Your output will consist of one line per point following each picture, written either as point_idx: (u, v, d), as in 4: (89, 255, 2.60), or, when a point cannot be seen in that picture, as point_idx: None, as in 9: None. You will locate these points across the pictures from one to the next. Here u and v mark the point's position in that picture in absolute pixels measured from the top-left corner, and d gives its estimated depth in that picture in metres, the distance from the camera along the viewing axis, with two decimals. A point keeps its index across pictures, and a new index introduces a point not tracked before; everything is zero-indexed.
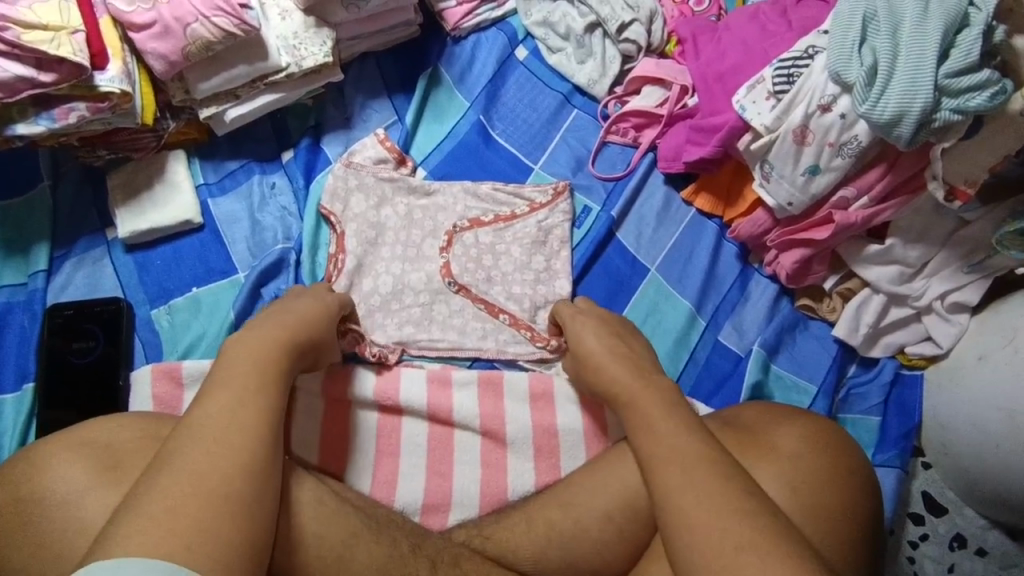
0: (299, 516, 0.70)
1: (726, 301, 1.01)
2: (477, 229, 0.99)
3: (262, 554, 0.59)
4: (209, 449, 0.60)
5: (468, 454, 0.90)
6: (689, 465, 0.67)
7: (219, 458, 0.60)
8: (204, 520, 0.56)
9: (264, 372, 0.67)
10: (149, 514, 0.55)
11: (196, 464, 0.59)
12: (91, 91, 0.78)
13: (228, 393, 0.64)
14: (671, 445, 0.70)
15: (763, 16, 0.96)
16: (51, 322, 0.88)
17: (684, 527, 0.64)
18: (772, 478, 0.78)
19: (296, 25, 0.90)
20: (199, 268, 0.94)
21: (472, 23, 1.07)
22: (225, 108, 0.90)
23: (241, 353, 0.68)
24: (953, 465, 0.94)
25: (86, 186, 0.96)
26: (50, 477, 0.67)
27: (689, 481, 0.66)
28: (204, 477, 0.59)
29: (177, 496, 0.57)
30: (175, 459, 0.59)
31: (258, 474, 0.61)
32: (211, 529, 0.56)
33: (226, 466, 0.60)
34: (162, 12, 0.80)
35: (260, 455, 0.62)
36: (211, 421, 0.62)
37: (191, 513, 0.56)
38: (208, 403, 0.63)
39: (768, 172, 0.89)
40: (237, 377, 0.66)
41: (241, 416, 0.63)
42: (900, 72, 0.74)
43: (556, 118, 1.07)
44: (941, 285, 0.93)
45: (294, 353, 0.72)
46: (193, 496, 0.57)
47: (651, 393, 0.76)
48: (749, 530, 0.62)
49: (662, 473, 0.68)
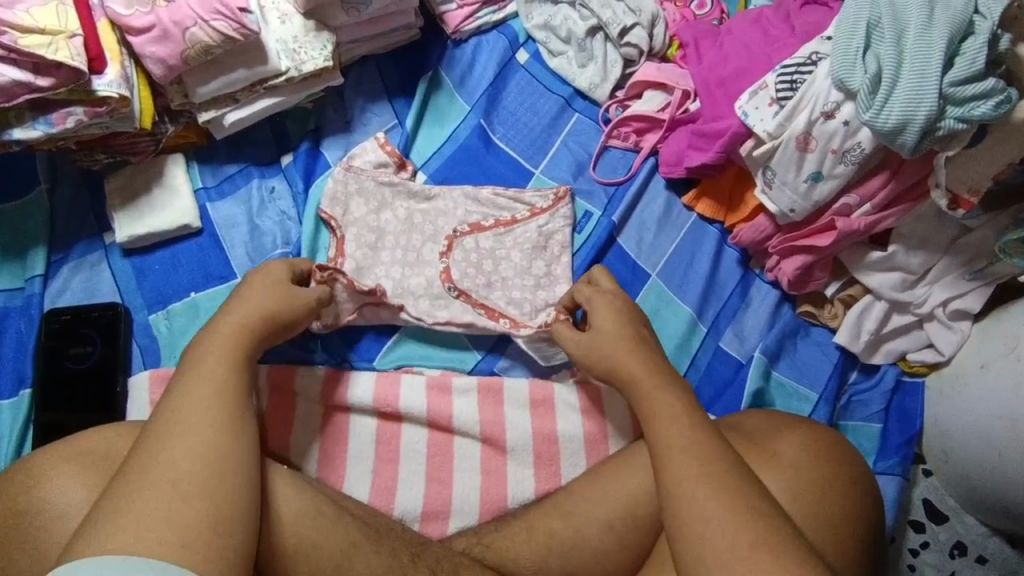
0: (283, 517, 0.70)
1: (726, 308, 1.01)
2: (477, 234, 0.98)
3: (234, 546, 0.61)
4: (165, 443, 0.64)
5: (468, 460, 0.89)
6: (705, 461, 0.68)
7: (174, 450, 0.63)
8: (161, 510, 0.59)
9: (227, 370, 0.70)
10: (111, 511, 0.59)
11: (154, 459, 0.63)
12: (89, 96, 0.77)
13: (181, 388, 0.68)
14: (696, 437, 0.71)
15: (765, 21, 0.95)
16: (48, 327, 0.88)
17: (699, 521, 0.66)
18: (775, 479, 0.78)
19: (296, 28, 0.89)
20: (198, 273, 0.93)
21: (472, 26, 1.07)
22: (224, 112, 0.89)
23: (194, 350, 0.71)
24: (953, 472, 0.94)
25: (83, 191, 0.95)
26: (48, 488, 0.67)
27: (702, 479, 0.68)
28: (160, 469, 0.62)
29: (136, 491, 0.60)
30: (143, 460, 0.63)
31: (224, 471, 0.64)
32: (170, 517, 0.59)
33: (182, 457, 0.63)
34: (161, 16, 0.79)
35: (216, 443, 0.65)
36: (167, 417, 0.66)
37: (148, 504, 0.59)
38: (166, 402, 0.67)
39: (771, 178, 0.89)
40: (190, 372, 0.69)
41: (195, 407, 0.66)
42: (905, 79, 0.74)
43: (556, 122, 1.07)
44: (942, 292, 0.93)
45: (250, 342, 0.74)
46: (150, 489, 0.60)
47: (658, 394, 0.76)
48: (761, 527, 0.64)
49: (671, 471, 0.69)
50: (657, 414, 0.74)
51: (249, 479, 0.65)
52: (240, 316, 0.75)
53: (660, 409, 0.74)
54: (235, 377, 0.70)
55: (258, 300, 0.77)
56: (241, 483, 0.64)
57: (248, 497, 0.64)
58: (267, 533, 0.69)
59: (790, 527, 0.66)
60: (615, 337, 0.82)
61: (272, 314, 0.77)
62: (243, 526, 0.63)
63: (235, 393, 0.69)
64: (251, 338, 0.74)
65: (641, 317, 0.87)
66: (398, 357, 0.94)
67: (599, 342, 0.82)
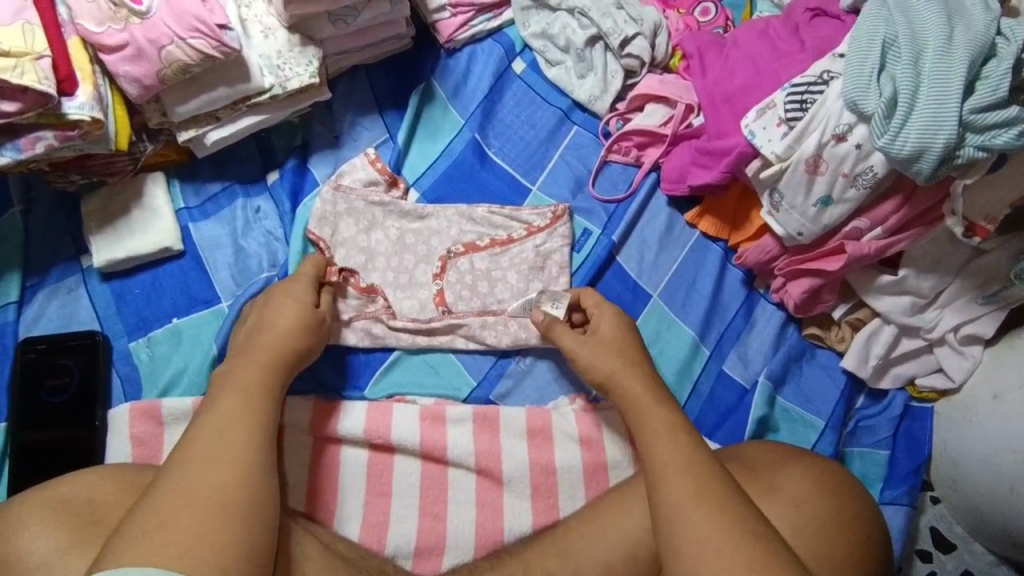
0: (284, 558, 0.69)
1: (730, 330, 0.97)
2: (472, 255, 0.94)
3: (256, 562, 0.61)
4: (192, 461, 0.64)
5: (463, 492, 0.86)
6: (701, 482, 0.66)
7: (208, 469, 0.63)
8: (194, 526, 0.60)
9: (253, 394, 0.70)
10: (144, 526, 0.59)
11: (188, 477, 0.63)
12: (59, 119, 0.73)
13: (213, 411, 0.68)
14: (689, 456, 0.68)
15: (773, 33, 0.91)
16: (24, 358, 0.84)
17: (693, 543, 0.63)
18: (772, 511, 0.74)
19: (280, 43, 0.85)
20: (181, 298, 0.89)
21: (467, 35, 1.02)
22: (205, 130, 0.85)
23: (228, 374, 0.73)
24: (962, 502, 0.91)
25: (59, 211, 0.91)
26: (25, 538, 0.64)
27: (696, 501, 0.65)
28: (195, 487, 0.62)
29: (167, 509, 0.60)
30: (172, 477, 0.63)
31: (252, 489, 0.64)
32: (203, 535, 0.59)
33: (210, 475, 0.63)
34: (135, 33, 0.74)
35: (248, 463, 0.65)
36: (202, 435, 0.66)
37: (182, 521, 0.60)
38: (199, 421, 0.67)
39: (777, 201, 0.85)
40: (223, 394, 0.70)
41: (229, 428, 0.67)
42: (922, 105, 0.70)
43: (554, 135, 1.02)
44: (955, 317, 0.89)
45: (274, 372, 0.74)
46: (184, 506, 0.61)
47: (657, 411, 0.74)
48: (759, 553, 0.61)
49: (670, 491, 0.66)
50: (652, 431, 0.72)
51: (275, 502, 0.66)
52: (264, 349, 0.76)
53: (651, 424, 0.72)
54: (263, 403, 0.70)
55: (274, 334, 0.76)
56: (270, 504, 0.65)
57: (274, 517, 0.65)
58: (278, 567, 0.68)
59: (790, 554, 0.62)
60: (615, 369, 0.79)
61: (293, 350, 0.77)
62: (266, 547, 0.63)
63: (262, 417, 0.69)
64: (279, 368, 0.75)
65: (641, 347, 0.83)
66: (389, 385, 0.90)
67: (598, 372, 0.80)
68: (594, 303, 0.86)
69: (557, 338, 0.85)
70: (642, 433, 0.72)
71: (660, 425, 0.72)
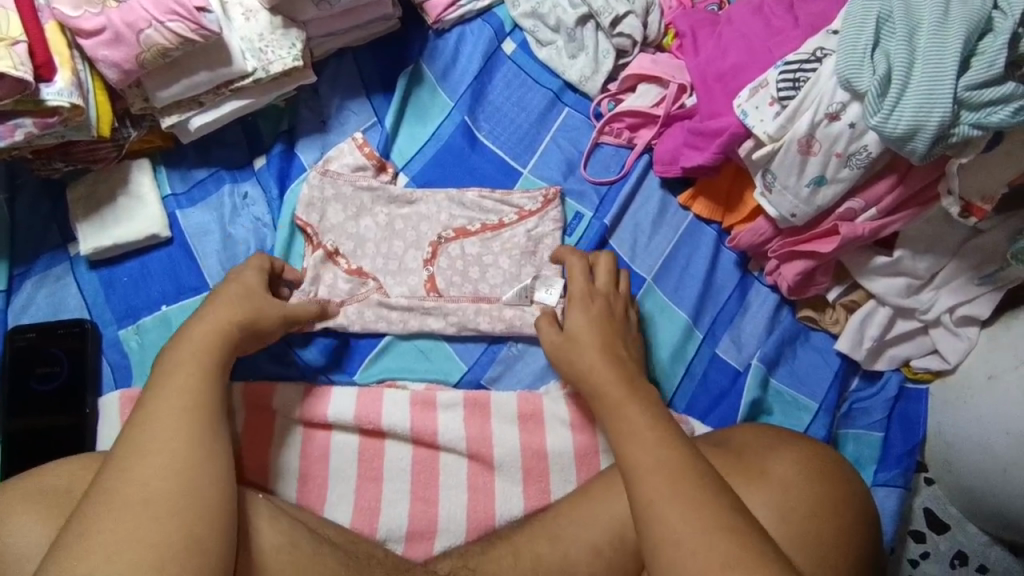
0: (262, 547, 0.69)
1: (723, 313, 0.97)
2: (462, 239, 0.93)
3: (206, 548, 0.60)
4: (131, 462, 0.62)
5: (454, 477, 0.86)
6: (673, 477, 0.65)
7: (146, 467, 0.62)
8: (139, 525, 0.59)
9: (187, 387, 0.67)
10: (85, 534, 0.58)
11: (125, 478, 0.61)
12: (38, 106, 0.72)
13: (152, 408, 0.66)
14: (663, 454, 0.67)
15: (768, 9, 0.88)
16: (12, 347, 0.83)
17: (670, 543, 0.63)
18: (751, 499, 0.74)
19: (262, 26, 0.83)
20: (169, 285, 0.89)
21: (455, 15, 1.00)
22: (189, 116, 0.84)
23: (163, 366, 0.69)
24: (956, 484, 0.91)
25: (44, 199, 0.90)
26: (9, 529, 0.64)
27: (673, 497, 0.64)
28: (130, 488, 0.61)
29: (105, 514, 0.59)
30: (113, 480, 0.61)
31: (189, 485, 0.62)
32: (141, 539, 0.58)
33: (151, 475, 0.62)
34: (112, 17, 0.73)
35: (185, 460, 0.63)
36: (143, 432, 0.64)
37: (120, 525, 0.59)
38: (134, 420, 0.66)
39: (771, 181, 0.84)
40: (161, 387, 0.67)
41: (164, 423, 0.65)
42: (916, 82, 0.68)
43: (545, 118, 1.01)
44: (950, 298, 0.89)
45: (209, 358, 0.70)
46: (119, 509, 0.59)
47: (634, 406, 0.72)
48: (735, 546, 0.61)
49: (646, 489, 0.66)
50: (632, 418, 0.72)
51: (225, 494, 0.64)
52: (207, 329, 0.72)
53: (635, 407, 0.72)
54: (208, 392, 0.68)
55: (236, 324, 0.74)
56: (217, 495, 0.63)
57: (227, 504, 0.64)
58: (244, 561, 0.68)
59: (770, 549, 0.62)
60: (601, 354, 0.79)
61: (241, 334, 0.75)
62: (218, 537, 0.61)
63: (201, 408, 0.67)
64: (218, 347, 0.72)
65: (624, 338, 0.83)
66: (379, 371, 0.89)
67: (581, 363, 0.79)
68: (580, 294, 0.84)
69: (539, 330, 0.85)
70: (615, 430, 0.71)
71: (635, 410, 0.72)
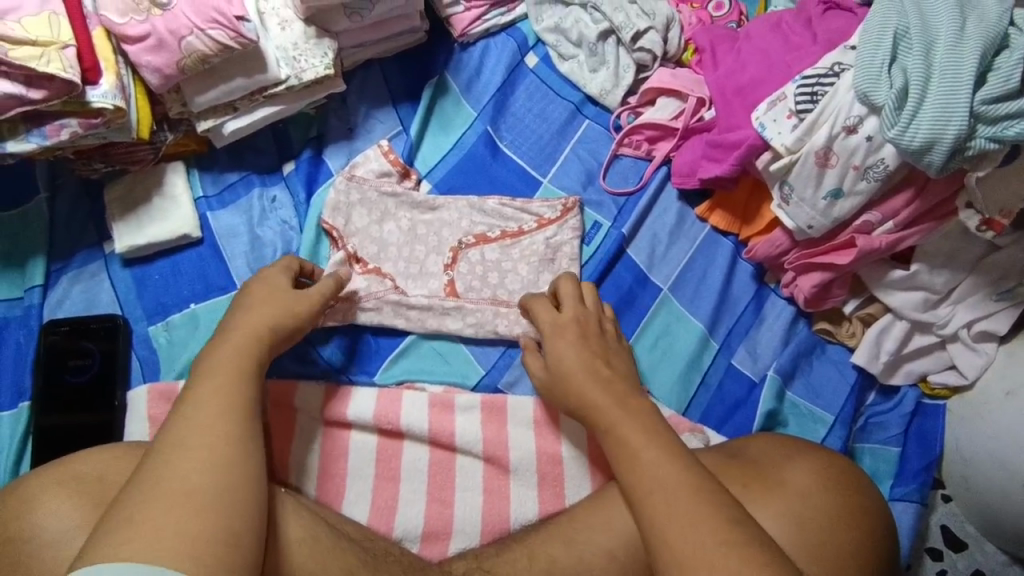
0: (290, 537, 0.70)
1: (739, 324, 0.97)
2: (483, 246, 0.95)
3: (245, 536, 0.61)
4: (173, 453, 0.63)
5: (470, 479, 0.87)
6: (670, 492, 0.66)
7: (188, 458, 0.63)
8: (180, 510, 0.59)
9: (228, 381, 0.69)
10: (126, 521, 0.58)
11: (166, 469, 0.62)
12: (83, 107, 0.76)
13: (195, 401, 0.67)
14: (664, 471, 0.68)
15: (786, 26, 0.91)
16: (46, 340, 0.86)
17: (676, 564, 0.63)
18: (765, 512, 0.73)
19: (296, 35, 0.87)
20: (198, 285, 0.91)
21: (480, 29, 1.03)
22: (223, 121, 0.87)
23: (204, 364, 0.71)
24: (975, 501, 0.90)
25: (83, 200, 0.94)
26: (40, 514, 0.66)
27: (671, 512, 0.65)
28: (174, 480, 0.61)
29: (147, 502, 0.59)
30: (153, 470, 0.62)
31: (230, 474, 0.63)
32: (181, 528, 0.58)
33: (190, 466, 0.62)
34: (156, 24, 0.77)
35: (225, 454, 0.64)
36: (184, 423, 0.66)
37: (159, 513, 0.59)
38: (175, 414, 0.67)
39: (788, 193, 0.85)
40: (202, 382, 0.69)
41: (204, 415, 0.66)
42: (932, 96, 0.70)
43: (566, 128, 1.03)
44: (968, 313, 0.89)
45: (237, 353, 0.72)
46: (159, 498, 0.60)
47: (629, 418, 0.73)
48: (734, 561, 0.62)
49: (647, 506, 0.67)
50: (639, 429, 0.72)
51: (257, 489, 0.64)
52: (246, 328, 0.75)
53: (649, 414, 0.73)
54: (247, 386, 0.70)
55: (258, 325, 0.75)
56: (255, 485, 0.64)
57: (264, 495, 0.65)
58: (273, 553, 0.68)
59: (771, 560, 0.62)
60: (613, 361, 0.80)
61: (270, 331, 0.76)
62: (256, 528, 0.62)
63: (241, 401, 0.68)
64: (252, 345, 0.73)
65: (627, 355, 0.83)
66: (400, 372, 0.91)
67: (575, 378, 0.78)
68: (550, 328, 0.83)
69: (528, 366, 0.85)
70: (625, 438, 0.71)
71: (647, 416, 0.73)
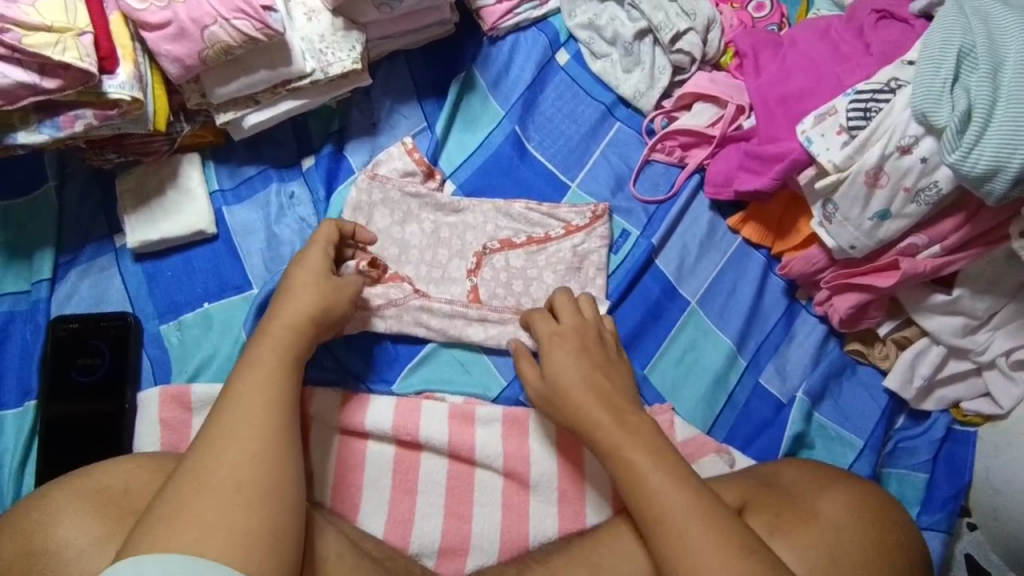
0: (327, 554, 0.68)
1: (768, 341, 0.95)
2: (508, 251, 0.92)
3: (283, 540, 0.59)
4: (214, 451, 0.61)
5: (489, 494, 0.84)
6: (687, 515, 0.65)
7: (230, 457, 0.61)
8: (219, 510, 0.58)
9: (270, 378, 0.67)
10: (166, 520, 0.57)
11: (212, 463, 0.60)
12: (99, 98, 0.72)
13: (240, 397, 0.65)
14: (682, 491, 0.66)
15: (835, 34, 0.87)
16: (55, 337, 0.83)
17: None
18: (789, 550, 0.71)
19: (322, 27, 0.82)
20: (213, 282, 0.88)
21: (511, 23, 0.99)
22: (244, 113, 0.83)
23: (246, 360, 0.69)
24: (1002, 531, 0.88)
25: (94, 189, 0.90)
26: (63, 527, 0.63)
27: (683, 541, 0.64)
28: (222, 474, 0.60)
29: (187, 502, 0.58)
30: (193, 467, 0.60)
31: (271, 477, 0.61)
32: (232, 523, 0.57)
33: (231, 466, 0.60)
34: (178, 11, 0.73)
35: (272, 452, 0.62)
36: (226, 420, 0.63)
37: (205, 508, 0.58)
38: (219, 410, 0.65)
39: (831, 212, 0.81)
40: (244, 374, 0.67)
41: (245, 413, 0.64)
42: (998, 122, 0.67)
43: (596, 131, 0.99)
44: (1006, 341, 0.86)
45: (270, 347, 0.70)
46: (202, 493, 0.58)
47: (630, 438, 0.70)
48: None
49: (658, 536, 0.65)
50: (661, 452, 0.69)
51: (299, 493, 0.63)
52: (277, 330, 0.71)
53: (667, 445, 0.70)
54: (290, 387, 0.67)
55: (281, 333, 0.72)
56: (294, 492, 0.62)
57: (301, 503, 0.62)
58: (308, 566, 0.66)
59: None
60: (611, 376, 0.77)
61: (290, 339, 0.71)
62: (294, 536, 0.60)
63: (286, 403, 0.66)
64: (290, 339, 0.71)
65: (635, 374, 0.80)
66: (419, 381, 0.88)
67: (572, 394, 0.75)
68: (547, 335, 0.80)
69: (521, 374, 0.81)
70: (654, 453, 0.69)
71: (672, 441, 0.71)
